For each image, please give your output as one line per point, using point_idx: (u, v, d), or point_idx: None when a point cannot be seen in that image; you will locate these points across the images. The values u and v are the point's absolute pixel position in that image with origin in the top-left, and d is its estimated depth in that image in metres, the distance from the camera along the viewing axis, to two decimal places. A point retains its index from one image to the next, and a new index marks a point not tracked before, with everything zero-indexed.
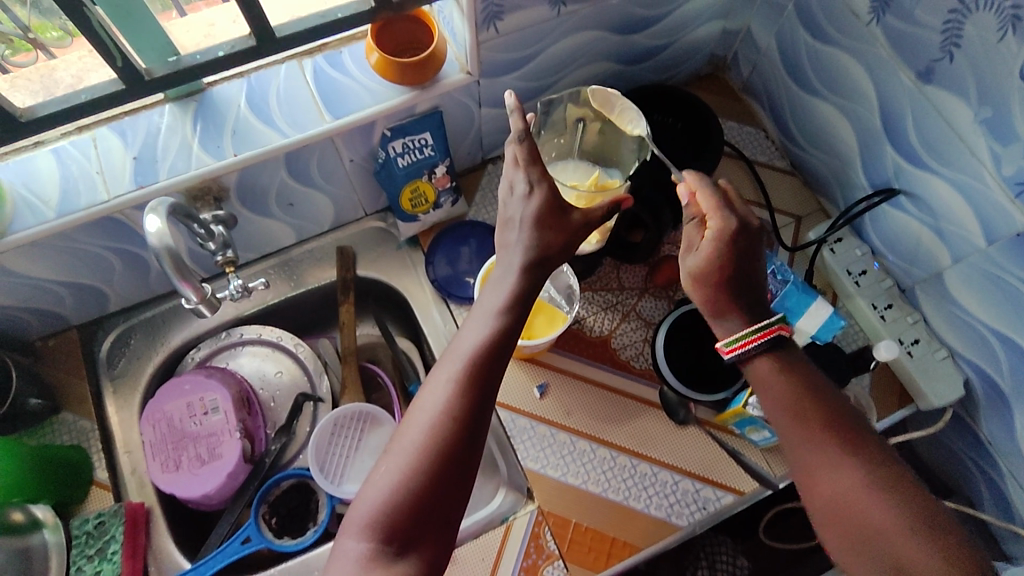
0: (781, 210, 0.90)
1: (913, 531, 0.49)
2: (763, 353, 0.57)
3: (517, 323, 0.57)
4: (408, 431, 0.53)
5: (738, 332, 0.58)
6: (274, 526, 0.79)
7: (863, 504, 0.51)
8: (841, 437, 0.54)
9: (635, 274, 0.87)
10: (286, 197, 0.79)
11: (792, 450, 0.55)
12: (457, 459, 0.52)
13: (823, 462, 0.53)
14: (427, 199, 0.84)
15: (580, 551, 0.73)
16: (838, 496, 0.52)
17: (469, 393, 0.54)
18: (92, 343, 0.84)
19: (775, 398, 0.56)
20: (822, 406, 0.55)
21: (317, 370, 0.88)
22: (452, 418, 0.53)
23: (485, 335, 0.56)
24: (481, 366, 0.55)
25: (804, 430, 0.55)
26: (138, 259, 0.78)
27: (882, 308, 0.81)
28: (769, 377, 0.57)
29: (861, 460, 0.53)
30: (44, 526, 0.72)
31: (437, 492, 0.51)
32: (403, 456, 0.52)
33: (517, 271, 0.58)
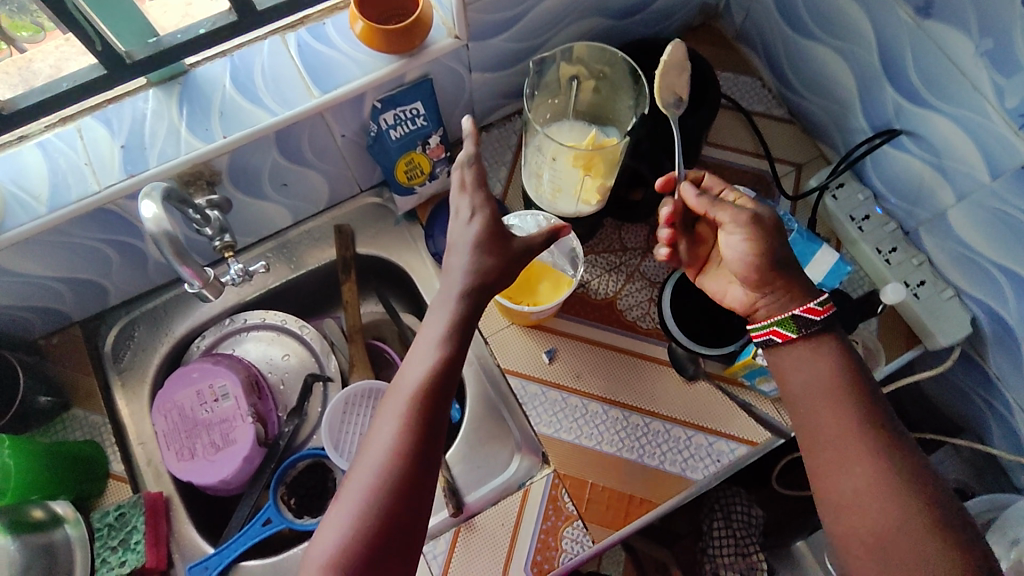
0: (782, 160, 0.88)
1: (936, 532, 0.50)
2: (834, 340, 0.59)
3: (461, 354, 0.57)
4: (361, 468, 0.52)
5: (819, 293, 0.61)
6: (293, 506, 0.80)
7: (879, 502, 0.52)
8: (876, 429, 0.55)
9: (638, 233, 0.86)
10: (280, 177, 0.78)
11: (823, 439, 0.56)
12: (413, 491, 0.52)
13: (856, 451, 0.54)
14: (423, 170, 0.82)
15: (598, 510, 0.74)
16: (866, 485, 0.53)
17: (421, 423, 0.54)
18: (96, 338, 0.84)
19: (819, 380, 0.58)
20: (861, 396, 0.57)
21: (324, 350, 0.87)
22: (403, 453, 0.52)
23: (431, 364, 0.56)
24: (427, 399, 0.54)
25: (840, 417, 0.56)
26: (134, 250, 0.77)
27: (887, 252, 0.80)
28: (817, 362, 0.59)
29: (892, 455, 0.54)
30: (65, 521, 0.73)
31: (398, 527, 0.51)
32: (356, 496, 0.51)
33: (454, 298, 0.58)
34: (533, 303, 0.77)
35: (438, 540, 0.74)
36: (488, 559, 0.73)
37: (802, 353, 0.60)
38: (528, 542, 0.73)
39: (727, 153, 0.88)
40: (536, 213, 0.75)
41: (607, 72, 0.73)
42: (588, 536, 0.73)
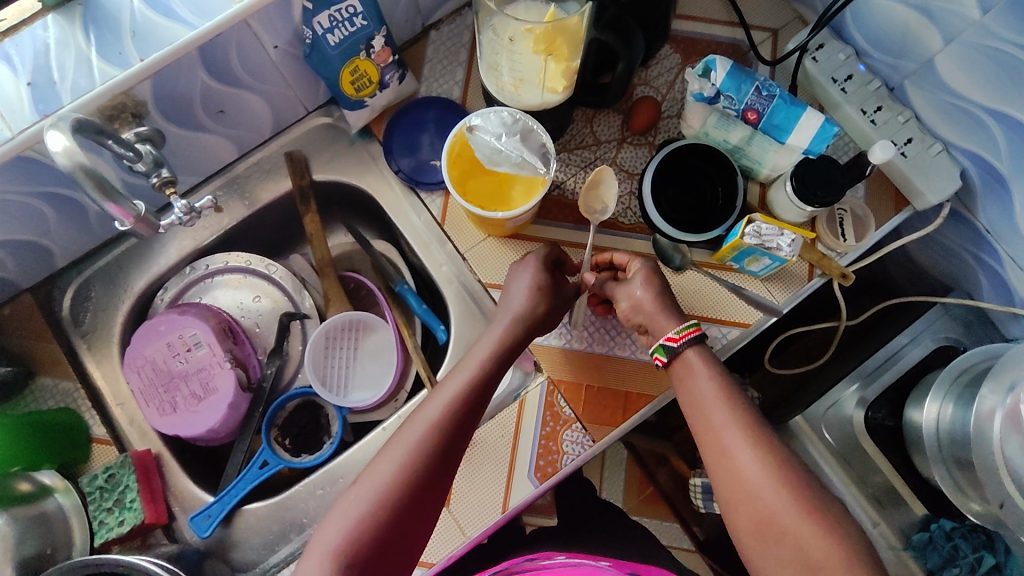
0: (755, 26, 0.82)
1: (809, 521, 0.52)
2: (694, 349, 0.64)
3: (493, 384, 0.63)
4: (376, 470, 0.57)
5: (684, 324, 0.65)
6: (289, 446, 0.79)
7: (762, 494, 0.54)
8: (752, 429, 0.58)
9: (611, 123, 0.81)
10: (214, 102, 0.71)
11: (708, 434, 0.60)
12: (424, 494, 0.57)
13: (733, 451, 0.57)
14: (371, 79, 0.75)
15: (597, 411, 0.73)
16: (743, 486, 0.56)
17: (447, 436, 0.58)
18: (51, 303, 0.79)
19: (698, 389, 0.61)
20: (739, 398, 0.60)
21: (297, 287, 0.83)
22: (427, 454, 0.57)
23: (465, 388, 0.61)
24: (459, 414, 0.60)
25: (716, 424, 0.59)
26: (69, 202, 0.70)
27: (871, 112, 0.76)
28: (698, 373, 0.62)
29: (766, 452, 0.56)
30: (55, 490, 0.70)
31: (402, 524, 0.55)
32: (376, 482, 0.56)
33: (498, 341, 0.64)
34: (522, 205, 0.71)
35: None
36: (491, 470, 0.72)
37: (688, 365, 0.63)
38: (529, 449, 0.73)
39: (696, 27, 0.82)
40: (499, 108, 0.69)
41: None
42: (588, 438, 0.72)
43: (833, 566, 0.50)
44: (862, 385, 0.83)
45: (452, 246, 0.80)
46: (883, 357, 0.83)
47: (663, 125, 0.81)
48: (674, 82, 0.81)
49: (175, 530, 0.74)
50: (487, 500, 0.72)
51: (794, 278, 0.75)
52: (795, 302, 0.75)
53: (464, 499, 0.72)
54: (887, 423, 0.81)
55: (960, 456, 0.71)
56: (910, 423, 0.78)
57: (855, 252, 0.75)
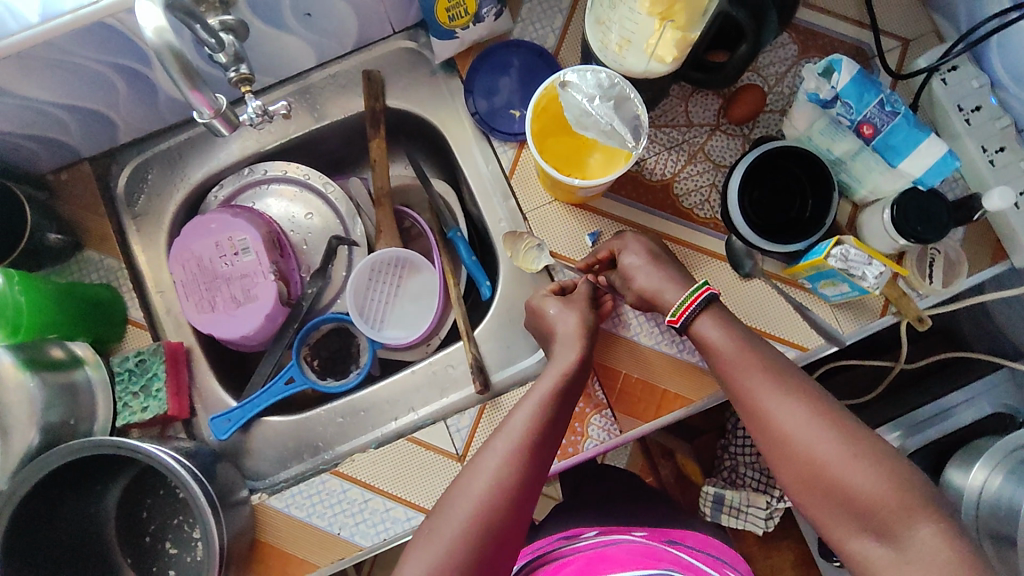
0: (886, 32, 0.75)
1: (855, 464, 0.52)
2: (704, 312, 0.63)
3: (562, 415, 0.62)
4: (455, 509, 0.55)
5: (678, 301, 0.64)
6: (316, 367, 0.79)
7: (810, 443, 0.54)
8: (785, 386, 0.57)
9: (707, 107, 0.75)
10: (303, 4, 0.66)
11: (746, 392, 0.59)
12: (506, 528, 0.55)
13: (769, 411, 0.57)
14: (467, 10, 0.70)
15: (630, 401, 0.72)
16: (785, 444, 0.55)
17: (524, 468, 0.57)
18: (107, 177, 0.78)
19: (722, 351, 0.61)
20: (767, 359, 0.59)
21: (350, 213, 0.81)
22: (505, 490, 0.56)
23: (535, 421, 0.60)
24: (535, 445, 0.59)
25: (748, 384, 0.59)
26: (141, 79, 0.68)
27: (992, 152, 0.70)
28: (720, 334, 0.62)
29: (804, 405, 0.56)
30: (85, 363, 0.71)
31: (487, 559, 0.54)
32: (456, 521, 0.55)
33: (563, 373, 0.63)
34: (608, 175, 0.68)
35: (463, 414, 0.72)
36: None
37: (704, 332, 0.62)
38: None
39: (821, 20, 0.76)
40: (598, 68, 0.64)
41: None
42: (616, 426, 0.71)
43: (886, 505, 0.51)
44: (904, 434, 0.81)
45: (514, 203, 0.76)
46: (930, 412, 0.81)
47: (763, 119, 0.75)
48: (784, 75, 0.75)
49: (194, 427, 0.75)
50: None
51: (866, 310, 0.72)
52: (858, 336, 0.72)
53: None
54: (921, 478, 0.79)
55: (998, 529, 0.68)
56: (948, 482, 0.76)
57: (937, 296, 0.71)
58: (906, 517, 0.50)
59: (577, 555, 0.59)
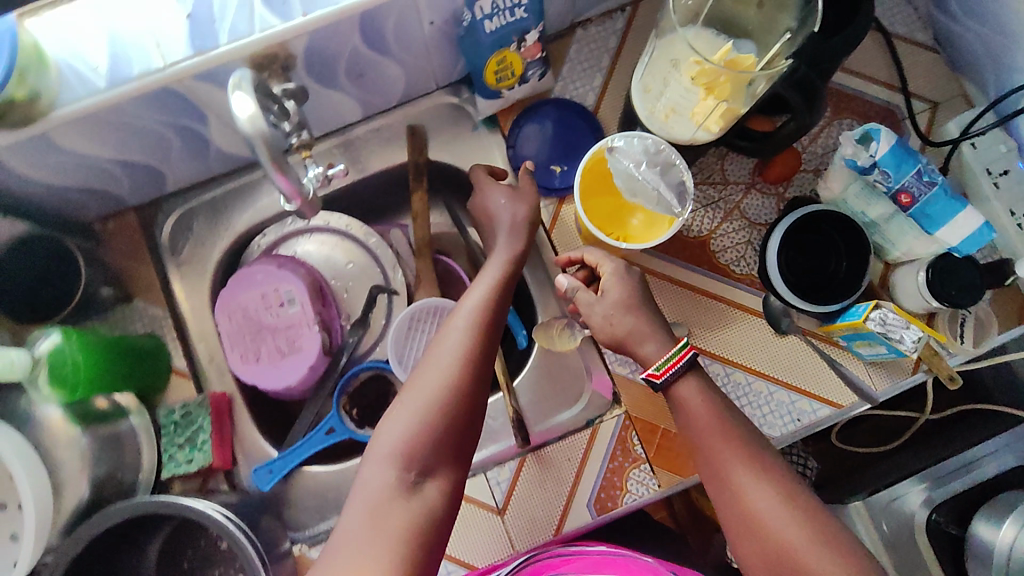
0: (917, 95, 0.79)
1: (823, 555, 0.50)
2: (688, 373, 0.61)
3: (510, 296, 0.66)
4: (427, 378, 0.56)
5: (663, 356, 0.61)
6: (355, 416, 0.78)
7: (778, 525, 0.52)
8: (756, 463, 0.55)
9: (742, 166, 0.77)
10: (357, 66, 0.68)
11: (720, 464, 0.56)
12: (477, 394, 0.56)
13: (740, 485, 0.54)
14: (514, 73, 0.73)
15: (669, 456, 0.73)
16: (751, 522, 0.53)
17: (484, 341, 0.59)
18: (152, 226, 0.79)
19: (699, 416, 0.59)
20: (743, 432, 0.57)
21: (390, 262, 0.83)
22: (471, 361, 0.57)
23: (487, 297, 0.63)
24: (490, 318, 0.61)
25: (718, 451, 0.57)
26: (196, 135, 0.69)
27: (1021, 215, 0.72)
28: (697, 398, 0.60)
29: (775, 485, 0.54)
30: (129, 412, 0.72)
31: (459, 424, 0.54)
32: (427, 392, 0.55)
33: (507, 261, 0.68)
34: (654, 240, 0.69)
35: (503, 467, 0.74)
36: (552, 489, 0.73)
37: (682, 392, 0.60)
38: (594, 478, 0.73)
39: (854, 82, 0.78)
40: (644, 134, 0.66)
41: None
42: (655, 480, 0.72)
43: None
44: (929, 486, 0.83)
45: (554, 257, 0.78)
46: (953, 466, 0.83)
47: (798, 179, 0.77)
48: (818, 135, 0.77)
49: (235, 477, 0.75)
50: (543, 518, 0.72)
51: (898, 368, 0.73)
52: (892, 393, 0.73)
53: (519, 513, 0.72)
54: (949, 529, 0.80)
55: None
56: (975, 536, 0.77)
57: (966, 355, 0.73)
58: None
59: (585, 555, 0.57)
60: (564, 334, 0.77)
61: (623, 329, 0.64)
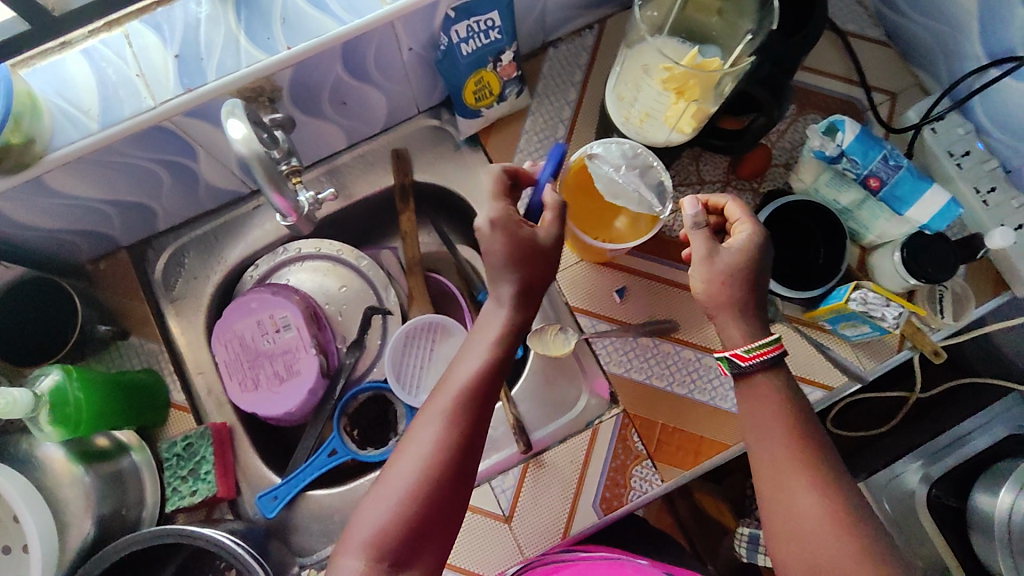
0: (876, 87, 0.83)
1: None
2: (768, 370, 0.57)
3: (496, 381, 0.61)
4: (408, 459, 0.57)
5: (760, 340, 0.57)
6: (356, 437, 0.80)
7: (828, 552, 0.50)
8: (820, 487, 0.53)
9: (717, 165, 0.80)
10: (340, 95, 0.71)
11: (782, 478, 0.54)
12: (457, 472, 0.57)
13: (794, 502, 0.53)
14: (491, 91, 0.76)
15: (669, 450, 0.74)
16: (803, 545, 0.51)
17: (467, 421, 0.58)
18: (145, 264, 0.80)
19: (762, 416, 0.56)
20: (813, 443, 0.55)
21: (382, 283, 0.84)
22: (453, 442, 0.57)
23: (473, 378, 0.60)
24: (472, 400, 0.59)
25: (778, 464, 0.54)
26: (185, 171, 0.71)
27: (984, 192, 0.76)
28: (768, 396, 0.57)
29: (832, 505, 0.52)
30: (130, 448, 0.72)
31: (436, 506, 0.56)
32: (406, 473, 0.56)
33: (491, 348, 0.62)
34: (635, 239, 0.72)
35: (507, 474, 0.74)
36: (557, 493, 0.74)
37: (754, 386, 0.57)
38: (597, 478, 0.74)
39: (816, 79, 0.82)
40: (622, 140, 0.69)
41: None
42: (658, 475, 0.73)
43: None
44: (925, 463, 0.85)
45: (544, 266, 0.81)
46: (948, 440, 0.85)
47: (770, 174, 0.80)
48: (785, 132, 0.81)
49: (240, 507, 0.75)
50: (550, 523, 0.73)
51: (883, 348, 0.76)
52: (880, 372, 0.75)
53: (527, 520, 0.73)
54: (949, 503, 0.81)
55: None
56: (976, 506, 0.78)
57: (949, 329, 0.75)
58: None
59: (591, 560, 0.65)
60: (558, 337, 0.78)
61: (732, 294, 0.57)
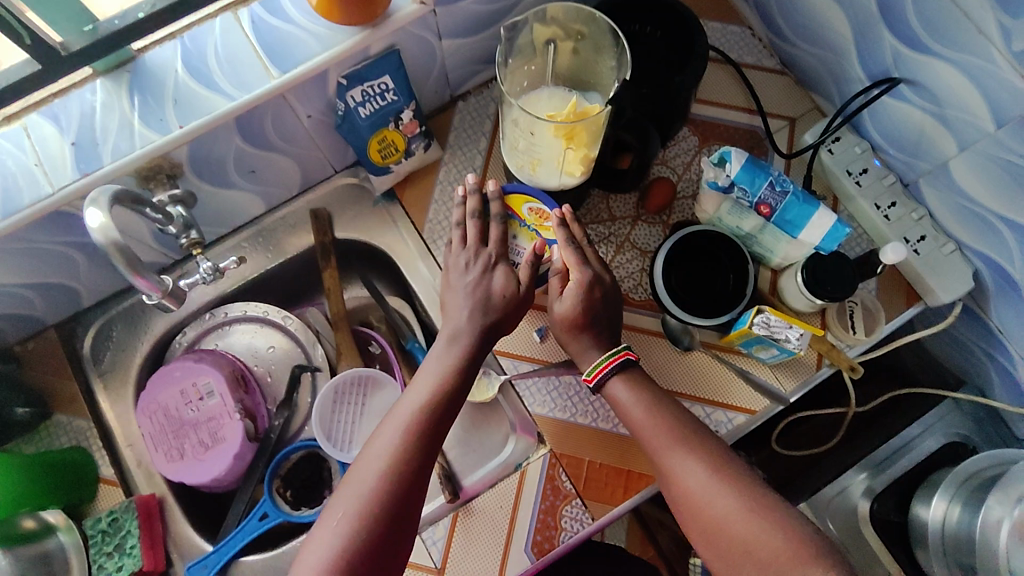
0: (774, 114, 0.85)
1: (748, 515, 0.56)
2: (617, 376, 0.66)
3: (446, 411, 0.63)
4: (356, 485, 0.58)
5: (597, 360, 0.68)
6: (289, 498, 0.79)
7: (712, 500, 0.58)
8: (689, 448, 0.61)
9: (626, 201, 0.82)
10: (246, 164, 0.74)
11: (660, 452, 0.62)
12: (406, 499, 0.58)
13: (674, 470, 0.61)
14: (397, 148, 0.78)
15: (597, 488, 0.74)
16: (693, 502, 0.59)
17: (418, 446, 0.60)
18: (72, 342, 0.81)
19: (629, 412, 0.65)
20: (672, 423, 0.64)
21: (310, 340, 0.85)
22: (404, 465, 0.59)
23: (423, 403, 0.62)
24: (424, 426, 0.61)
25: (654, 442, 0.63)
26: (101, 251, 0.73)
27: (885, 207, 0.77)
28: (629, 394, 0.66)
29: (703, 464, 0.60)
30: (57, 528, 0.72)
31: (385, 531, 0.56)
32: (354, 499, 0.57)
33: (438, 380, 0.64)
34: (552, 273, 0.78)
35: (437, 525, 0.73)
36: (488, 541, 0.73)
37: (613, 392, 0.67)
38: (528, 522, 0.73)
39: (716, 111, 0.85)
40: (519, 189, 0.72)
41: (584, 31, 0.68)
42: (588, 514, 0.73)
43: (776, 556, 0.54)
44: (870, 474, 0.84)
45: None
46: (891, 451, 0.84)
47: (678, 205, 0.82)
48: (690, 163, 0.83)
49: None
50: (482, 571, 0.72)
51: (803, 367, 0.76)
52: (801, 392, 0.76)
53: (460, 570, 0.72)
54: (893, 517, 0.81)
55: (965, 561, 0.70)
56: (916, 518, 0.78)
57: (864, 344, 0.76)
58: (789, 561, 0.53)
59: None
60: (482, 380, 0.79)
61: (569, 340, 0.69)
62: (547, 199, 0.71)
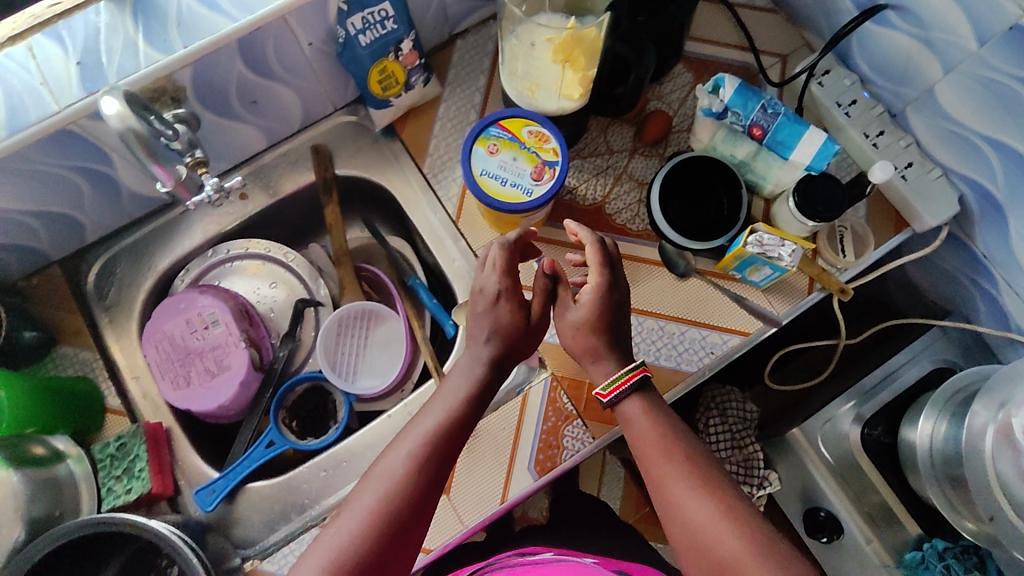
0: (766, 50, 0.87)
1: (756, 560, 0.50)
2: (635, 393, 0.62)
3: (460, 437, 0.60)
4: (358, 503, 0.55)
5: (614, 374, 0.63)
6: (295, 428, 0.81)
7: (718, 541, 0.52)
8: (698, 482, 0.56)
9: (623, 134, 0.84)
10: (248, 93, 0.75)
11: (665, 482, 0.57)
12: (408, 522, 0.55)
13: (680, 501, 0.55)
14: (397, 80, 0.79)
15: (597, 409, 0.76)
16: (698, 539, 0.53)
17: (429, 468, 0.57)
18: (77, 276, 0.82)
19: (642, 436, 0.60)
20: (686, 452, 0.58)
21: (312, 276, 0.86)
22: (411, 485, 0.56)
23: (437, 424, 0.59)
24: (436, 448, 0.58)
25: (659, 471, 0.58)
26: (104, 178, 0.74)
27: (874, 136, 0.80)
28: (641, 418, 0.61)
29: (711, 500, 0.54)
30: (67, 456, 0.72)
31: (382, 554, 0.53)
32: (354, 519, 0.54)
33: (455, 403, 0.61)
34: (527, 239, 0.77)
35: None
36: (491, 461, 0.75)
37: (626, 413, 0.62)
38: (530, 443, 0.75)
39: (710, 48, 0.87)
40: (518, 113, 0.73)
41: None
42: (589, 434, 0.75)
43: None
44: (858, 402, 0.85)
45: (466, 244, 0.82)
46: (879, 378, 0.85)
47: (674, 138, 0.84)
48: (685, 98, 0.85)
49: (179, 504, 0.76)
50: (485, 490, 0.74)
51: (794, 290, 0.78)
52: (793, 314, 0.78)
53: (464, 489, 0.74)
54: (882, 440, 0.83)
55: (952, 472, 0.73)
56: (905, 439, 0.81)
57: (854, 268, 0.79)
58: None
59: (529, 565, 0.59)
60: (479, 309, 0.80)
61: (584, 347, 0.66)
62: (548, 123, 0.72)
